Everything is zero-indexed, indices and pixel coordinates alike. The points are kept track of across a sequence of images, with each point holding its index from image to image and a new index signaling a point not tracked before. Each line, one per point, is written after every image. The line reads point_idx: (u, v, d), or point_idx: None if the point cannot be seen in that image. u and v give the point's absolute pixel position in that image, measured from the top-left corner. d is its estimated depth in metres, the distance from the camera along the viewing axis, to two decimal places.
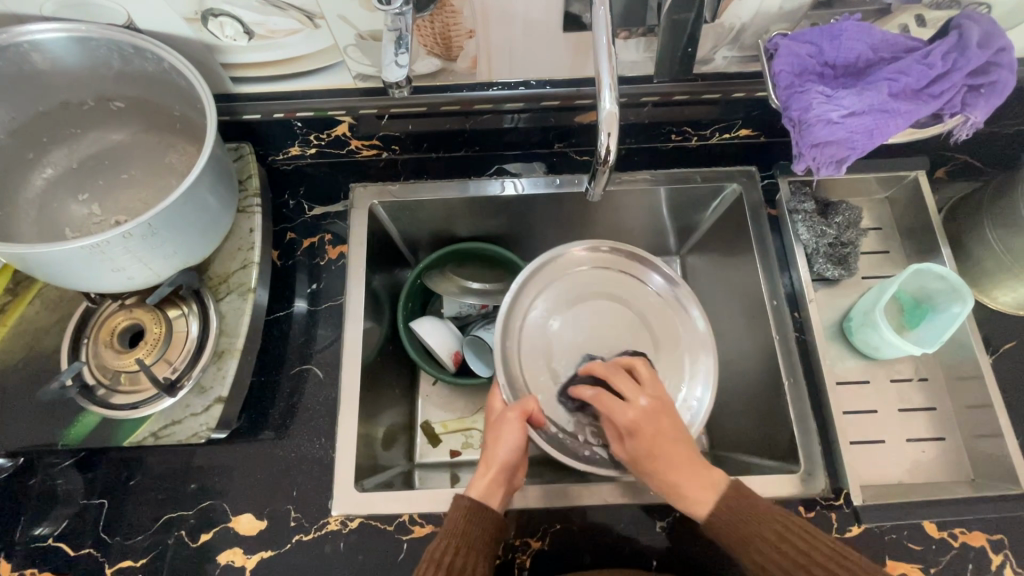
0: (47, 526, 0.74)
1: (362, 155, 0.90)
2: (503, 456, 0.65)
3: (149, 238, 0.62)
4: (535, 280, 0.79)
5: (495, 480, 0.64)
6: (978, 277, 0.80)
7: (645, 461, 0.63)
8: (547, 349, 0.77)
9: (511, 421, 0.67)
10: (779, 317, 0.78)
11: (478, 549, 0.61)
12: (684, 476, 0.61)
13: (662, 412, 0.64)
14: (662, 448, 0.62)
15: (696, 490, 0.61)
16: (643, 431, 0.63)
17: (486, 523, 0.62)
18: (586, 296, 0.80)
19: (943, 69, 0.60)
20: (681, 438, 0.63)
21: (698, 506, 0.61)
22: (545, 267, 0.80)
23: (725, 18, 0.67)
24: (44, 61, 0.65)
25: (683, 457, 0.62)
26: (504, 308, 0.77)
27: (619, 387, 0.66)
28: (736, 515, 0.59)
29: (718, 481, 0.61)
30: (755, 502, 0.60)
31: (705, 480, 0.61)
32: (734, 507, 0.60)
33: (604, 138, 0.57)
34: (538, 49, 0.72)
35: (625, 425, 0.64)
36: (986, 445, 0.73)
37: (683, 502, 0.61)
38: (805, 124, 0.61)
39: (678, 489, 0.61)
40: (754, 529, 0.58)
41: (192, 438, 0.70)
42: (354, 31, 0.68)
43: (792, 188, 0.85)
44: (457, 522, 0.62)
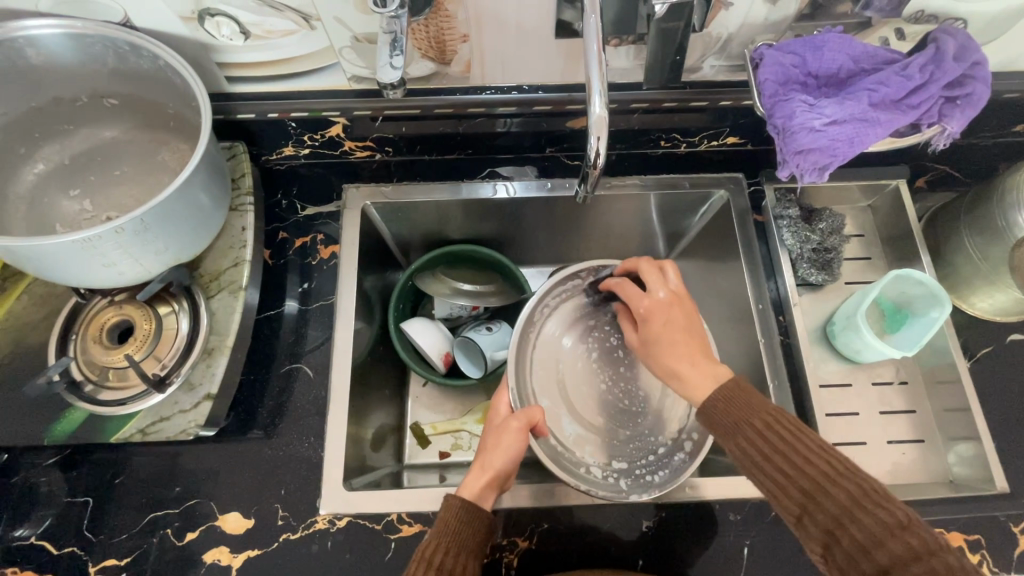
0: (29, 527, 0.73)
1: (355, 156, 0.91)
2: (499, 462, 0.66)
3: (141, 233, 0.63)
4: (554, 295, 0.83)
5: (490, 484, 0.65)
6: (956, 284, 0.82)
7: (653, 344, 0.67)
8: (556, 363, 0.81)
9: (511, 429, 0.68)
10: (764, 321, 0.80)
11: (469, 547, 0.61)
12: (687, 358, 0.64)
13: (676, 304, 0.68)
14: (672, 330, 0.66)
15: (697, 376, 0.63)
16: (658, 316, 0.67)
17: (477, 523, 0.62)
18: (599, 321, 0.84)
19: (921, 80, 0.62)
20: (691, 326, 0.66)
21: (697, 391, 0.62)
22: (564, 286, 0.83)
23: (712, 28, 0.69)
24: (38, 56, 0.66)
25: (687, 344, 0.65)
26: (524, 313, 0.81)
27: (645, 277, 0.70)
28: (732, 407, 0.58)
29: (720, 372, 0.62)
30: (756, 402, 0.57)
31: (704, 369, 0.63)
32: (732, 394, 0.59)
33: (593, 141, 0.58)
34: (531, 55, 0.74)
35: (641, 311, 0.69)
36: (963, 447, 0.75)
37: (683, 384, 0.64)
38: (789, 132, 0.63)
39: (679, 370, 0.64)
40: (743, 418, 0.57)
41: (180, 434, 0.70)
42: (350, 33, 0.69)
43: (777, 196, 0.87)
44: (446, 521, 0.61)
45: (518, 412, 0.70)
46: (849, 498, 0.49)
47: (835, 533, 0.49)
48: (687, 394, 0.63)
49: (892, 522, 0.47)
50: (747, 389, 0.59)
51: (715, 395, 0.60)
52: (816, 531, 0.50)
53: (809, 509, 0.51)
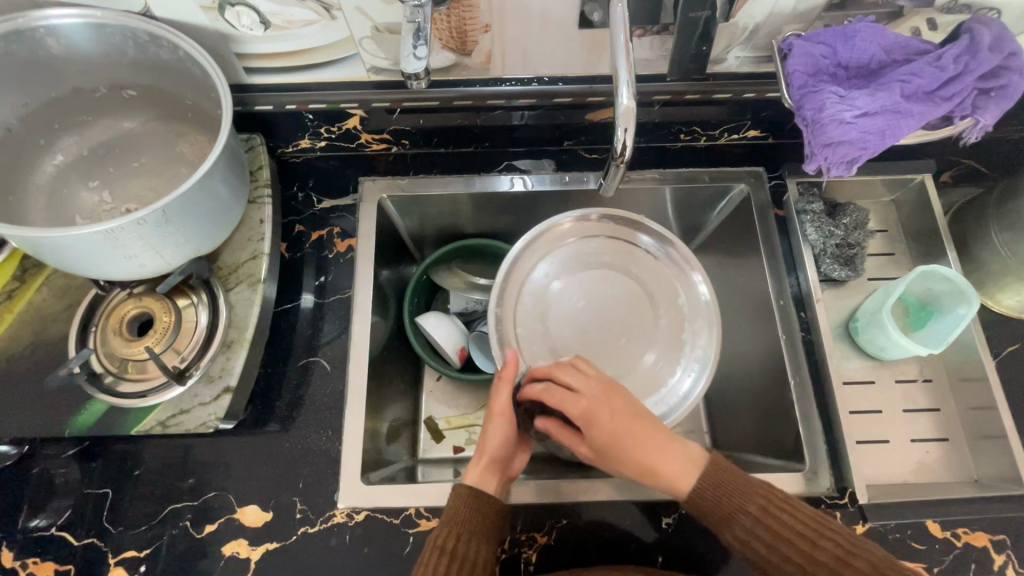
0: (47, 518, 0.73)
1: (371, 149, 0.91)
2: (493, 445, 0.65)
3: (162, 226, 0.62)
4: (538, 245, 0.78)
5: (490, 467, 0.65)
6: (983, 280, 0.81)
7: (611, 446, 0.60)
8: (546, 312, 0.75)
9: (500, 409, 0.66)
10: (785, 317, 0.79)
11: (481, 529, 0.62)
12: (657, 448, 0.61)
13: (614, 394, 0.62)
14: (621, 425, 0.61)
15: (673, 467, 0.61)
16: (602, 420, 0.60)
17: (484, 506, 0.62)
18: (588, 268, 0.78)
19: (955, 72, 0.60)
20: (636, 410, 0.62)
21: (684, 481, 0.61)
22: (551, 230, 0.79)
23: (739, 18, 0.68)
24: (59, 46, 0.65)
25: (649, 434, 0.61)
26: (506, 268, 0.76)
27: (563, 378, 0.62)
28: (721, 491, 0.60)
29: (694, 452, 0.62)
30: (742, 478, 0.60)
31: (680, 452, 0.61)
32: (720, 485, 0.60)
33: (620, 132, 0.56)
34: (552, 46, 0.73)
35: (580, 416, 0.61)
36: (989, 446, 0.73)
37: (668, 479, 0.61)
38: (818, 124, 0.62)
39: (653, 463, 0.60)
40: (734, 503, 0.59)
41: (201, 427, 0.70)
42: (370, 23, 0.68)
43: (800, 189, 0.85)
44: (456, 509, 0.62)
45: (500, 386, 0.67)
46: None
47: None
48: (677, 490, 0.61)
49: None
50: (727, 466, 0.61)
51: (702, 482, 0.60)
52: None
53: None
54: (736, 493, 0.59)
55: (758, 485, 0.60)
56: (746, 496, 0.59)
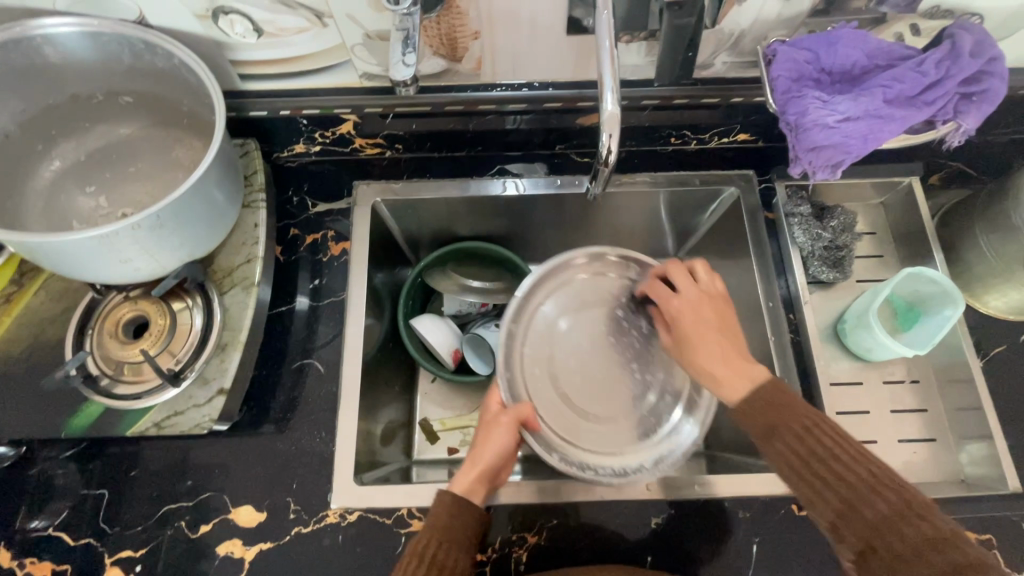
0: (45, 518, 0.74)
1: (365, 153, 0.92)
2: (488, 457, 0.66)
3: (157, 230, 0.64)
4: (544, 281, 0.77)
5: (480, 478, 0.66)
6: (970, 282, 0.82)
7: (682, 342, 0.66)
8: (550, 345, 0.75)
9: (502, 424, 0.68)
10: (775, 318, 0.80)
11: (461, 540, 0.62)
12: (723, 359, 0.63)
13: (711, 305, 0.66)
14: (705, 328, 0.65)
15: (735, 378, 0.61)
16: (687, 318, 0.66)
17: (466, 517, 0.63)
18: (593, 305, 0.77)
19: (936, 77, 0.61)
20: (724, 328, 0.65)
21: (732, 390, 0.61)
22: (558, 267, 0.77)
23: (725, 24, 0.69)
24: (55, 54, 0.66)
25: (724, 343, 0.64)
26: (512, 307, 0.75)
27: (674, 276, 0.69)
28: (771, 407, 0.59)
29: (759, 373, 0.61)
30: (797, 401, 0.59)
31: (744, 371, 0.62)
32: (768, 399, 0.59)
33: (604, 138, 0.58)
34: (541, 52, 0.74)
35: (671, 316, 0.67)
36: (976, 446, 0.74)
37: (719, 386, 0.62)
38: (802, 129, 0.62)
39: (706, 365, 0.63)
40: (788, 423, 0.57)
41: (194, 429, 0.71)
42: (362, 30, 0.69)
43: (789, 192, 0.86)
44: (439, 516, 0.63)
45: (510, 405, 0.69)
46: (890, 509, 0.51)
47: (872, 543, 0.50)
48: (728, 398, 0.61)
49: (932, 533, 0.48)
50: (784, 391, 0.60)
51: (754, 396, 0.60)
52: (853, 538, 0.52)
53: (847, 514, 0.52)
54: (785, 410, 0.58)
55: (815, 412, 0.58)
56: (794, 412, 0.58)
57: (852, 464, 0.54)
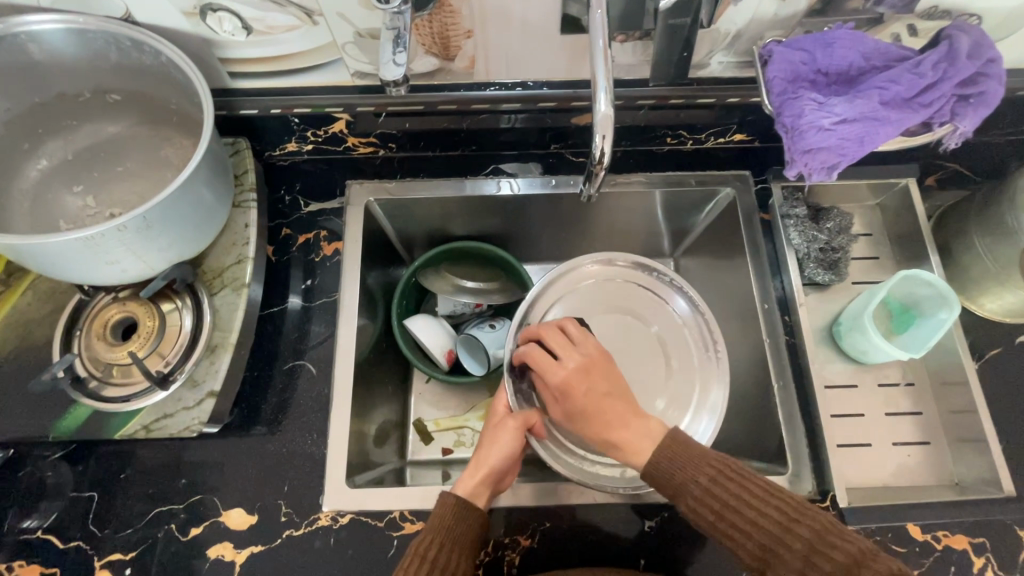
0: (35, 520, 0.74)
1: (359, 152, 0.91)
2: (494, 459, 0.66)
3: (144, 232, 0.63)
4: (552, 287, 0.80)
5: (484, 481, 0.66)
6: (966, 284, 0.81)
7: (582, 413, 0.65)
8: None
9: (509, 427, 0.69)
10: (770, 321, 0.79)
11: (463, 543, 0.62)
12: (620, 421, 0.63)
13: (592, 368, 0.66)
14: (594, 395, 0.64)
15: (638, 438, 0.63)
16: (578, 388, 0.65)
17: (469, 520, 0.63)
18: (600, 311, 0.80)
19: (934, 78, 0.61)
20: (614, 387, 0.65)
21: (642, 454, 0.62)
22: (566, 274, 0.80)
23: (720, 24, 0.68)
24: (40, 52, 0.65)
25: (617, 407, 0.64)
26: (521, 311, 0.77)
27: (550, 343, 0.68)
28: (677, 460, 0.60)
29: (655, 428, 0.64)
30: (690, 448, 0.60)
31: (642, 428, 0.63)
32: (671, 453, 0.60)
33: (598, 139, 0.57)
34: (535, 51, 0.73)
35: (557, 385, 0.65)
36: (970, 449, 0.74)
37: (626, 454, 0.63)
38: (797, 131, 0.62)
39: (618, 438, 0.63)
40: (699, 478, 0.58)
41: (184, 431, 0.70)
42: (352, 29, 0.68)
43: (784, 194, 0.86)
44: (443, 517, 0.63)
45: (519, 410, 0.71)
46: (803, 545, 0.52)
47: None
48: (636, 463, 0.62)
49: (849, 560, 0.50)
50: (683, 442, 0.61)
51: (659, 454, 0.60)
52: None
53: (769, 560, 0.54)
54: (688, 459, 0.59)
55: (705, 455, 0.60)
56: (696, 464, 0.59)
57: (758, 506, 0.55)
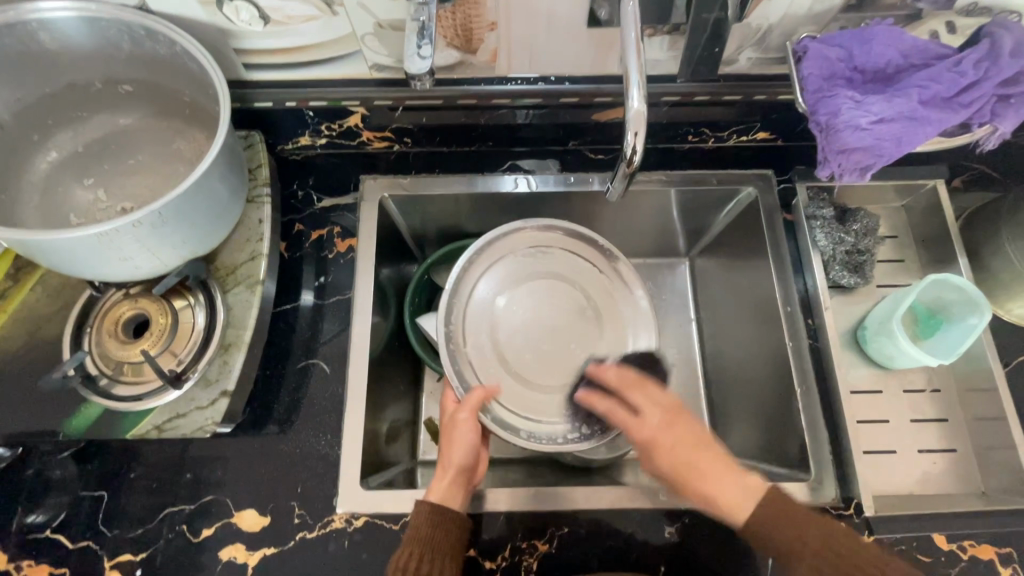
0: (43, 517, 0.72)
1: (373, 147, 0.89)
2: (458, 458, 0.66)
3: (158, 226, 0.61)
4: (478, 261, 0.75)
5: (453, 482, 0.65)
6: (994, 288, 0.80)
7: (676, 472, 0.63)
8: (493, 327, 0.73)
9: (462, 421, 0.67)
10: (793, 324, 0.77)
11: (445, 548, 0.61)
12: (715, 468, 0.62)
13: (675, 421, 0.65)
14: (683, 457, 0.63)
15: (734, 494, 0.60)
16: (663, 441, 0.64)
17: (448, 524, 0.62)
18: (534, 278, 0.76)
19: (975, 77, 0.59)
20: (700, 440, 0.64)
21: (739, 509, 0.60)
22: (494, 243, 0.76)
23: (753, 18, 0.66)
24: (51, 40, 0.63)
25: (709, 457, 0.63)
26: (445, 296, 0.73)
27: (630, 396, 0.68)
28: (779, 518, 0.57)
29: (753, 483, 0.60)
30: (795, 509, 0.58)
31: (739, 479, 0.61)
32: (776, 514, 0.58)
33: (630, 137, 0.55)
34: (559, 45, 0.71)
35: (642, 441, 0.65)
36: (996, 458, 0.73)
37: (722, 509, 0.60)
38: (833, 130, 0.60)
39: (710, 494, 0.61)
40: (805, 534, 0.56)
41: (198, 432, 0.68)
42: (373, 19, 0.66)
43: (809, 194, 0.84)
44: (417, 527, 0.62)
45: (466, 398, 0.68)
46: None
47: None
48: (735, 519, 0.60)
49: None
50: (782, 496, 0.59)
51: (760, 510, 0.58)
52: None
53: None
54: (796, 520, 0.57)
55: (813, 517, 0.57)
56: (804, 525, 0.57)
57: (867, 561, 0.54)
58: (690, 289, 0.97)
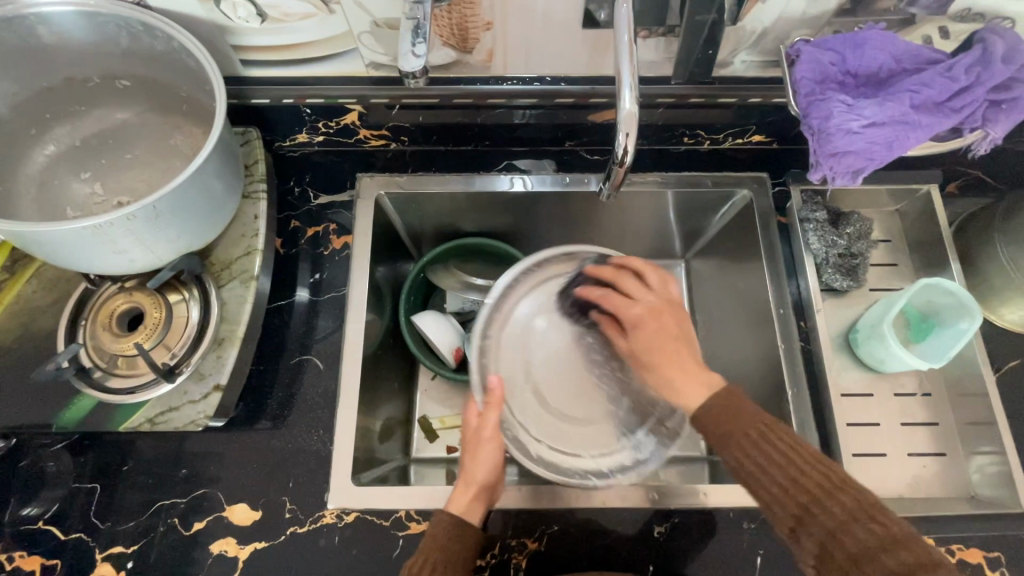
0: (36, 509, 0.73)
1: (370, 145, 0.89)
2: (482, 474, 0.63)
3: (152, 221, 0.61)
4: (518, 283, 0.75)
5: (476, 498, 0.63)
6: (987, 293, 0.80)
7: (646, 354, 0.61)
8: (528, 346, 0.73)
9: (489, 438, 0.64)
10: (785, 327, 0.78)
11: (461, 568, 0.59)
12: (681, 364, 0.59)
13: (664, 310, 0.63)
14: (663, 340, 0.61)
15: (695, 385, 0.58)
16: (644, 329, 0.62)
17: (467, 541, 0.60)
18: (573, 304, 0.75)
19: (966, 82, 0.59)
20: (683, 332, 0.62)
21: (694, 398, 0.57)
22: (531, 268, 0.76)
23: (746, 22, 0.66)
24: (50, 35, 0.64)
25: (681, 355, 0.60)
26: (484, 317, 0.73)
27: (626, 286, 0.66)
28: (723, 419, 0.55)
29: (713, 382, 0.57)
30: (747, 407, 0.55)
31: (700, 377, 0.58)
32: (727, 408, 0.55)
33: (621, 137, 0.55)
34: (555, 45, 0.71)
35: (629, 318, 0.63)
36: (987, 462, 0.73)
37: (676, 394, 0.58)
38: (825, 133, 0.60)
39: (674, 382, 0.58)
40: (747, 432, 0.53)
41: (189, 425, 0.69)
42: (369, 18, 0.67)
43: (803, 197, 0.84)
44: (437, 542, 0.60)
45: (489, 413, 0.65)
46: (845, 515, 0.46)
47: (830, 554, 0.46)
48: (687, 407, 0.57)
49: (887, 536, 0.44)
50: (739, 398, 0.56)
51: (714, 403, 0.56)
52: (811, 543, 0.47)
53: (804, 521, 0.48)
54: (742, 419, 0.54)
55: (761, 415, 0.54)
56: (750, 420, 0.54)
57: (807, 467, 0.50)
58: (685, 291, 0.98)
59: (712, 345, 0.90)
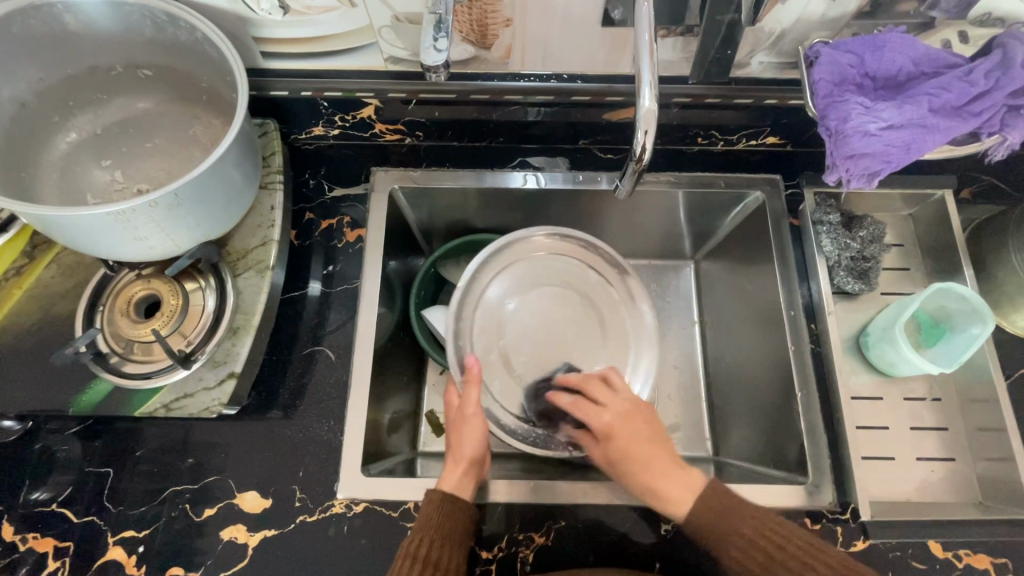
0: (47, 493, 0.74)
1: (385, 139, 0.90)
2: (468, 450, 0.67)
3: (173, 208, 0.62)
4: (492, 265, 0.81)
5: (466, 473, 0.66)
6: (999, 299, 0.79)
7: (620, 461, 0.65)
8: (502, 330, 0.80)
9: (471, 416, 0.69)
10: (796, 328, 0.78)
11: (455, 538, 0.62)
12: (656, 465, 0.63)
13: (633, 415, 0.68)
14: (631, 445, 0.65)
15: (676, 488, 0.62)
16: (618, 435, 0.66)
17: (458, 513, 0.63)
18: (541, 285, 0.82)
19: (985, 87, 0.59)
20: (653, 436, 0.66)
21: (676, 503, 0.61)
22: (510, 247, 0.82)
23: (766, 22, 0.66)
24: (76, 23, 0.65)
25: (659, 457, 0.64)
26: (460, 296, 0.79)
27: (592, 392, 0.71)
28: (708, 509, 0.60)
29: (694, 479, 0.62)
30: (730, 505, 0.59)
31: (676, 476, 0.62)
32: (715, 508, 0.59)
33: (640, 135, 0.55)
34: (574, 43, 0.72)
35: (601, 428, 0.68)
36: (996, 468, 0.73)
37: (662, 501, 0.62)
38: (842, 135, 0.61)
39: (652, 484, 0.63)
40: (725, 527, 0.58)
41: (204, 412, 0.70)
42: (390, 12, 0.67)
43: (817, 200, 0.84)
44: (430, 516, 0.62)
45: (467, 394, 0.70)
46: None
47: None
48: (677, 510, 0.61)
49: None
50: (722, 490, 0.61)
51: (695, 508, 0.60)
52: None
53: None
54: (726, 517, 0.59)
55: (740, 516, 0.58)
56: (735, 518, 0.58)
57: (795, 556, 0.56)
58: (694, 292, 0.98)
59: (720, 345, 0.91)
